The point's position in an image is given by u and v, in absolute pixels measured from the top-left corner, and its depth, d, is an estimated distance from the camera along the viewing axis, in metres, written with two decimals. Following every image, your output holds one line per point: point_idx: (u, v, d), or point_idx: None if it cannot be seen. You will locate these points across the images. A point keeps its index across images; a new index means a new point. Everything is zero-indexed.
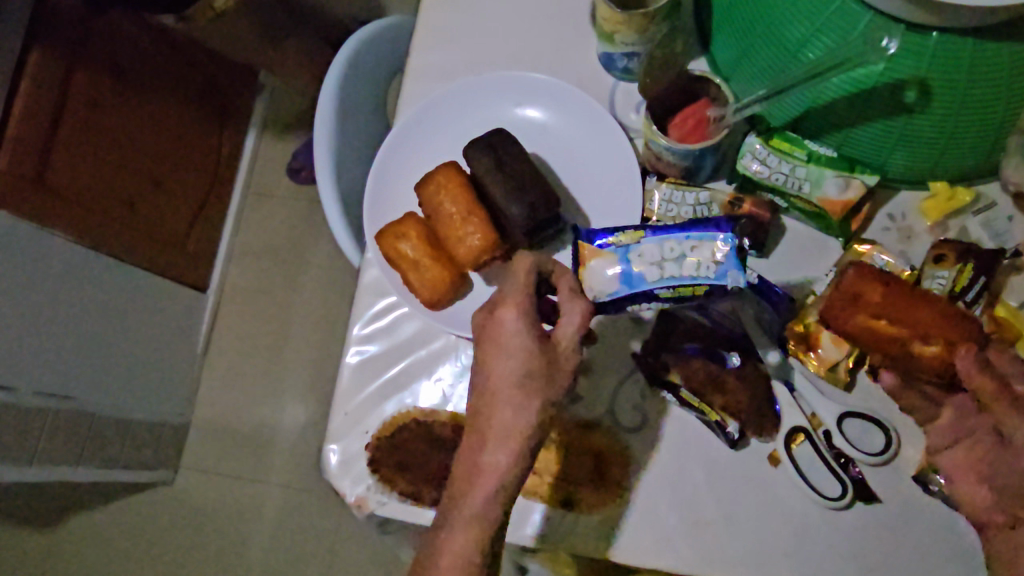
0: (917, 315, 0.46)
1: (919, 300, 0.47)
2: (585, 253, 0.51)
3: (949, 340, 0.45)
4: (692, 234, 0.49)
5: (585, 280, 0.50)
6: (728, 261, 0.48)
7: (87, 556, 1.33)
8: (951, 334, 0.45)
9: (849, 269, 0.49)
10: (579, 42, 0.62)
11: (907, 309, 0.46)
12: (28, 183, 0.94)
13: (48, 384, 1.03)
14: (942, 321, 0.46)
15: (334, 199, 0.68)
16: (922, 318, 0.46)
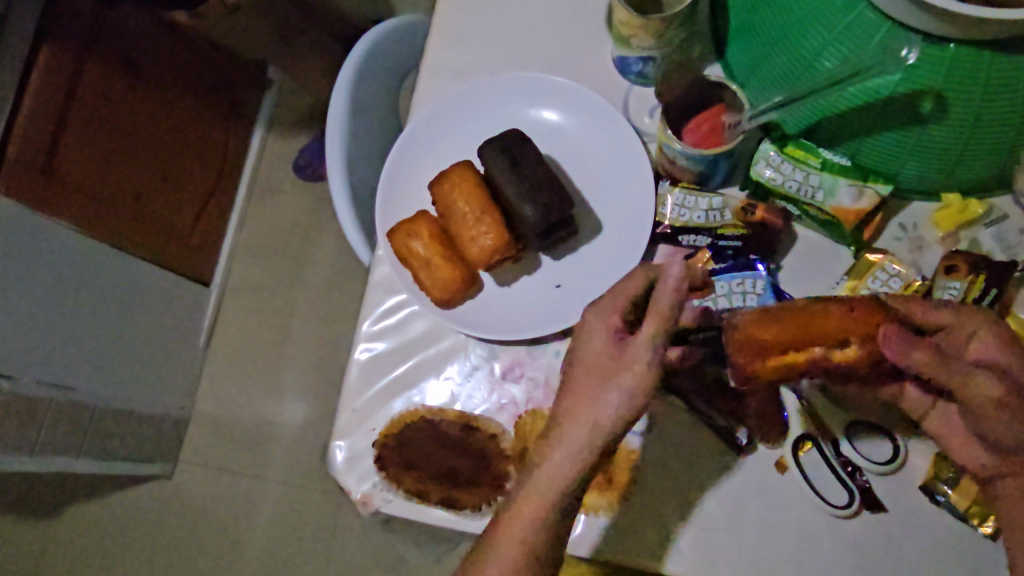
0: (824, 333, 0.43)
1: (816, 313, 0.44)
2: None
3: (869, 335, 0.43)
4: (736, 272, 0.53)
5: None
6: (767, 294, 0.53)
7: (84, 547, 1.33)
8: (863, 327, 0.43)
9: (732, 319, 0.45)
10: (594, 45, 0.62)
11: (807, 331, 0.43)
12: (37, 173, 0.94)
13: (51, 374, 1.03)
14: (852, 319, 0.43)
15: (346, 196, 0.68)
16: (832, 324, 0.43)
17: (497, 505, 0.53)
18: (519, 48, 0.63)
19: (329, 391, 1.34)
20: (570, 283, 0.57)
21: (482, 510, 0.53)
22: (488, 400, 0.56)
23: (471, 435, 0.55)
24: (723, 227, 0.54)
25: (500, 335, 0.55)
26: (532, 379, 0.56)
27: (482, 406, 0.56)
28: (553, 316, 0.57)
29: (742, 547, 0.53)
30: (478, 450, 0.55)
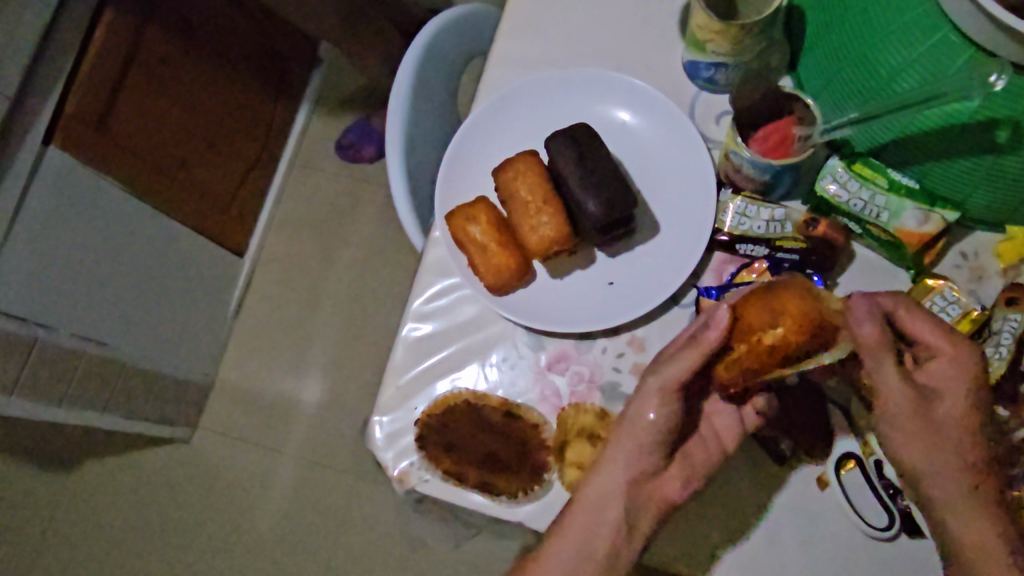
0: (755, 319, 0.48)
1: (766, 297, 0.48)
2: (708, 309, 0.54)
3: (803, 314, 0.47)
4: None
5: None
6: None
7: (98, 503, 1.35)
8: (803, 314, 0.46)
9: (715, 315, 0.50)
10: (665, 47, 0.62)
11: (778, 313, 0.47)
12: (93, 130, 0.96)
13: (86, 327, 1.04)
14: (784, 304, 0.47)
15: (401, 177, 0.69)
16: (771, 306, 0.48)
17: (532, 495, 0.54)
18: (589, 43, 0.63)
19: (351, 373, 1.35)
20: (622, 281, 0.57)
21: (518, 498, 0.54)
22: (533, 390, 0.57)
23: (512, 421, 0.56)
24: (782, 239, 0.54)
25: (550, 326, 0.56)
26: (578, 373, 0.57)
27: (527, 394, 0.56)
28: (603, 313, 0.56)
29: (776, 557, 0.54)
30: (519, 438, 0.55)
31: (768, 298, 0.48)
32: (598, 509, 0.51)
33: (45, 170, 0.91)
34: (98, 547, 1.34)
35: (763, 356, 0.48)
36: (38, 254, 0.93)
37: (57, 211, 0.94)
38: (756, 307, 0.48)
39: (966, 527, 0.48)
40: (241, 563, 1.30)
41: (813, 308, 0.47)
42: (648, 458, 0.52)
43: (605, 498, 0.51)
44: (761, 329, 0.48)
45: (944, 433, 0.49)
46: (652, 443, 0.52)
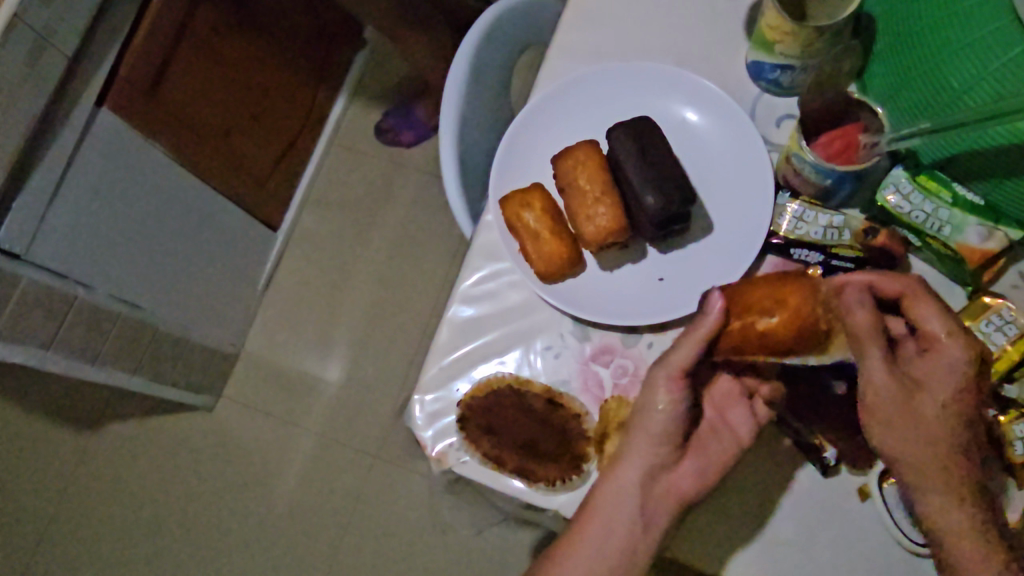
0: (756, 303, 0.49)
1: (771, 282, 0.49)
2: None
3: (801, 300, 0.48)
4: None
5: None
6: None
7: (119, 463, 1.37)
8: (801, 304, 0.48)
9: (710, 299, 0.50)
10: (730, 46, 0.62)
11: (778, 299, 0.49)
12: (143, 95, 0.97)
13: (122, 289, 1.06)
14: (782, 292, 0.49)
15: (453, 159, 0.69)
16: (774, 295, 0.49)
17: (570, 484, 0.54)
18: (652, 38, 0.63)
19: (376, 355, 1.35)
20: (672, 278, 0.57)
21: (556, 486, 0.54)
22: (575, 379, 0.57)
23: (554, 409, 0.56)
24: (839, 246, 0.54)
25: (597, 317, 0.56)
26: (622, 366, 0.57)
27: (570, 383, 0.57)
28: (652, 307, 0.56)
29: (811, 561, 0.54)
30: (560, 427, 0.56)
31: (773, 283, 0.50)
32: (614, 504, 0.52)
33: (95, 131, 0.92)
34: (116, 507, 1.35)
35: (758, 339, 0.49)
36: (83, 212, 0.94)
37: (104, 172, 0.95)
38: (758, 288, 0.50)
39: (956, 519, 0.48)
40: (255, 534, 1.31)
41: (808, 303, 0.48)
42: (662, 450, 0.53)
43: (624, 488, 0.52)
44: (756, 313, 0.49)
45: (938, 428, 0.48)
46: (664, 436, 0.53)
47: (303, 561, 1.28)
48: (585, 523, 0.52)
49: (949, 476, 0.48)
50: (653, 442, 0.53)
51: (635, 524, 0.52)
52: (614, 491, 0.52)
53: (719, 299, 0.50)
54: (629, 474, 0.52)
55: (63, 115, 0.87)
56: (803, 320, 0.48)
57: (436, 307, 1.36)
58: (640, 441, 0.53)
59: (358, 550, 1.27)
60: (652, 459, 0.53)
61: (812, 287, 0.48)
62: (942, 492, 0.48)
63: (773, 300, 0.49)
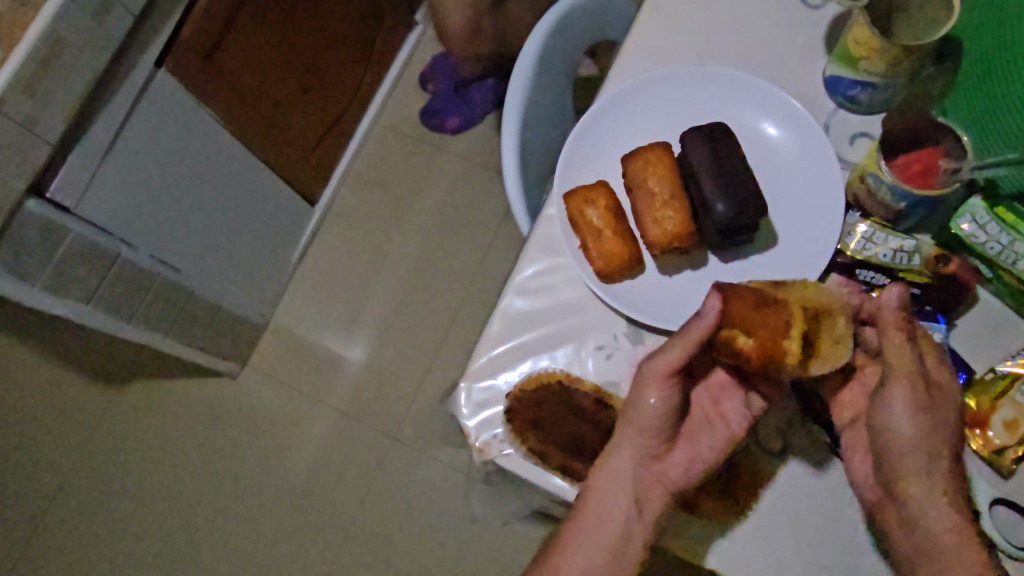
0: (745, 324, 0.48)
1: (764, 308, 0.49)
2: None
3: (781, 341, 0.48)
4: None
5: None
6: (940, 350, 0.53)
7: (141, 422, 1.38)
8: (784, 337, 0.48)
9: (709, 302, 0.49)
10: (807, 59, 0.61)
11: (761, 327, 0.48)
12: (201, 59, 0.97)
13: (162, 250, 1.06)
14: (773, 323, 0.48)
15: (513, 151, 0.68)
16: (760, 320, 0.48)
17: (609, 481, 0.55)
18: (729, 44, 0.62)
19: (403, 339, 1.35)
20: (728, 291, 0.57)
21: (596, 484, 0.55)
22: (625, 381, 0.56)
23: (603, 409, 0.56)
24: (907, 271, 0.54)
25: (654, 321, 0.55)
26: None
27: (619, 385, 0.57)
28: None
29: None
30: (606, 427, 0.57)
31: (760, 300, 0.49)
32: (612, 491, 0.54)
33: (153, 91, 0.92)
34: (134, 465, 1.37)
35: (727, 349, 0.50)
36: (133, 171, 0.95)
37: (156, 132, 0.95)
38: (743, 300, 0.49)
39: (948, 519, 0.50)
40: (269, 504, 1.31)
41: (791, 343, 0.48)
42: (653, 441, 0.54)
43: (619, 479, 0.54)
44: (739, 328, 0.49)
45: (943, 419, 0.50)
46: (658, 427, 0.53)
47: (314, 536, 1.29)
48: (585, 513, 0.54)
49: (944, 472, 0.50)
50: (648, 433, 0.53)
51: (630, 512, 0.53)
52: (610, 482, 0.54)
53: (718, 305, 0.48)
54: (622, 463, 0.54)
55: (123, 73, 0.87)
56: (777, 360, 0.48)
57: (467, 296, 1.36)
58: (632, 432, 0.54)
59: (369, 530, 1.27)
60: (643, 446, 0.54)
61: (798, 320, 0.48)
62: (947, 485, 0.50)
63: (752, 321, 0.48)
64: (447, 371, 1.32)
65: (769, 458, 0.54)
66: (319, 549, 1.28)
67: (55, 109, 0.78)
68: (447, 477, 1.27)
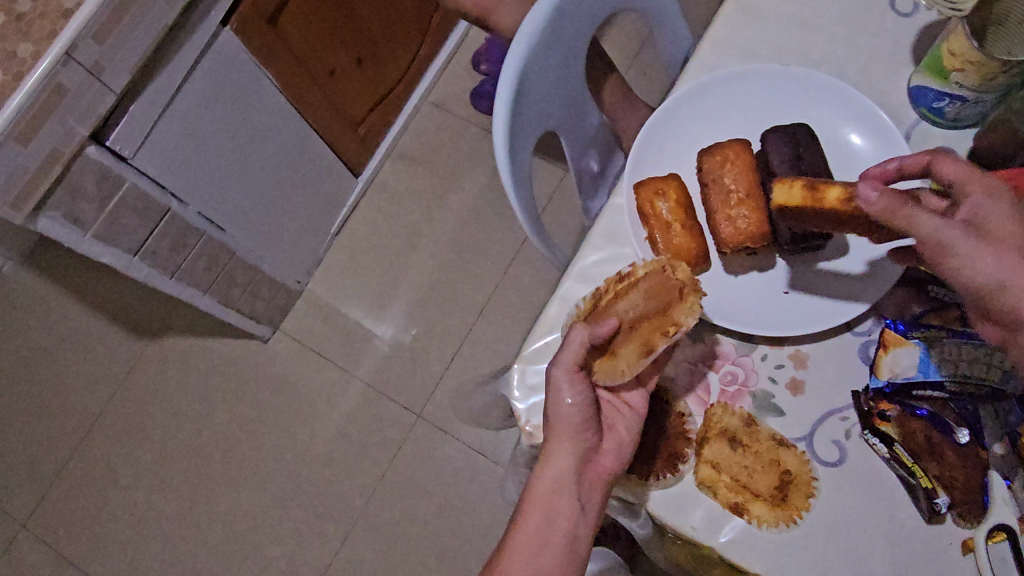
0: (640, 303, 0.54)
1: (659, 290, 0.54)
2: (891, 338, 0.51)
3: (668, 292, 0.53)
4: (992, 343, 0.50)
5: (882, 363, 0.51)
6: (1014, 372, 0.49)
7: (169, 376, 1.40)
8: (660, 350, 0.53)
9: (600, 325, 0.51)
10: (890, 68, 0.60)
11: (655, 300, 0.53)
12: (266, 22, 0.97)
13: (210, 208, 1.07)
14: (654, 290, 0.54)
15: (506, 103, 0.62)
16: (655, 288, 0.54)
17: (664, 481, 0.52)
18: (812, 48, 0.61)
19: (435, 318, 1.35)
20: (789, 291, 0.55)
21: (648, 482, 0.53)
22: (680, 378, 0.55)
23: (655, 404, 0.55)
24: None
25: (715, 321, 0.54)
26: (731, 373, 0.55)
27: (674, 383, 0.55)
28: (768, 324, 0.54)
29: None
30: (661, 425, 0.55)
31: (633, 297, 0.54)
32: (553, 502, 0.52)
33: (215, 49, 0.92)
34: (160, 417, 1.38)
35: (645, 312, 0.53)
36: (190, 127, 0.95)
37: (215, 89, 0.96)
38: (628, 305, 0.54)
39: None
40: (291, 470, 1.32)
41: (678, 292, 0.53)
42: (582, 436, 0.51)
43: (560, 480, 0.51)
44: (638, 300, 0.54)
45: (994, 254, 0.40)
46: (582, 423, 0.51)
47: (331, 503, 1.29)
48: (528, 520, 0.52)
49: None
50: (568, 428, 0.51)
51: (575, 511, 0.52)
52: (548, 476, 0.52)
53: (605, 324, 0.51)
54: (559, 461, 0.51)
55: (190, 28, 0.87)
56: (674, 296, 0.53)
57: (502, 281, 1.35)
58: (560, 431, 0.52)
59: (388, 504, 1.27)
60: (577, 442, 0.51)
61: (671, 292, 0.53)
62: None
63: (635, 326, 0.54)
64: (477, 353, 1.32)
65: (826, 469, 0.52)
66: (335, 518, 1.28)
67: (123, 58, 0.78)
68: (469, 459, 1.27)
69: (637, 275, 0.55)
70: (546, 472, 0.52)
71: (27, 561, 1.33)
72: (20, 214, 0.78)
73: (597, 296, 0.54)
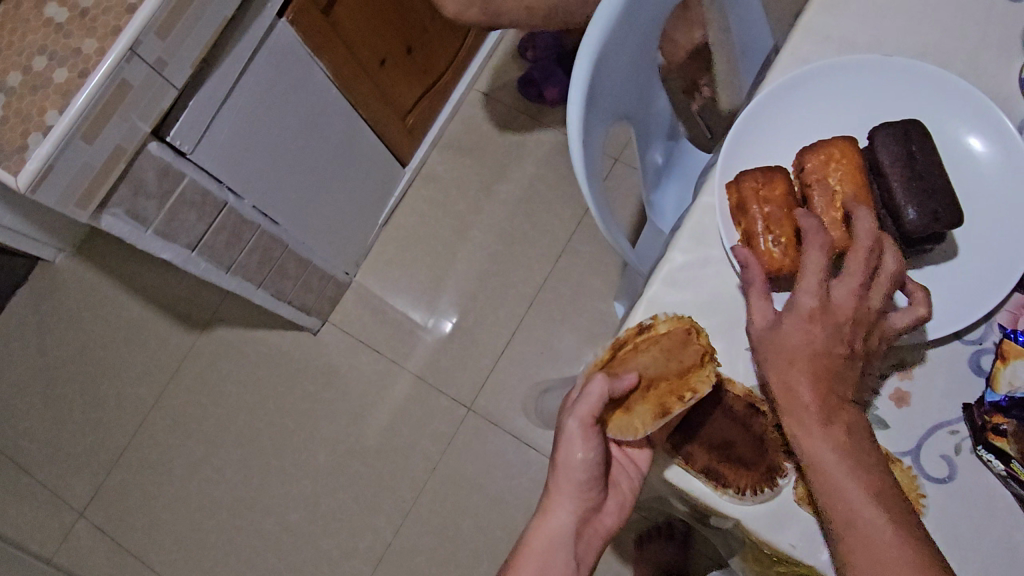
0: (658, 366, 0.55)
1: (679, 354, 0.54)
2: (1013, 352, 0.51)
3: (686, 359, 0.54)
4: None
5: (1001, 376, 0.51)
6: None
7: (220, 368, 1.41)
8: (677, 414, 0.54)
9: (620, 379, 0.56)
10: (998, 57, 0.57)
11: (672, 363, 0.54)
12: (320, 12, 0.95)
13: (265, 203, 1.06)
14: (676, 352, 0.55)
15: (583, 93, 0.59)
16: (674, 352, 0.55)
17: (761, 495, 0.52)
18: (913, 37, 0.58)
19: (484, 310, 1.34)
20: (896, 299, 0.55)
21: (744, 495, 0.52)
22: None
23: (752, 415, 0.54)
24: None
25: None
26: None
27: None
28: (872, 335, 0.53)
29: None
30: (757, 436, 0.54)
31: (652, 353, 0.56)
32: (558, 547, 0.61)
33: (272, 41, 0.91)
34: (211, 409, 1.39)
35: (663, 374, 0.55)
36: (247, 122, 0.94)
37: (271, 82, 0.94)
38: (647, 361, 0.56)
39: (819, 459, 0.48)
40: (342, 462, 1.32)
41: (695, 360, 0.53)
42: (589, 492, 0.61)
43: (564, 528, 0.61)
44: (656, 361, 0.55)
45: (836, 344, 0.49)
46: (586, 480, 0.60)
47: (383, 496, 1.29)
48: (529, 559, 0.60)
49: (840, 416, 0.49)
50: (575, 484, 0.60)
51: (570, 566, 0.60)
52: (556, 521, 0.61)
53: (623, 382, 0.55)
54: (565, 515, 0.61)
55: (249, 20, 0.86)
56: (689, 362, 0.54)
57: (552, 273, 1.33)
58: (567, 485, 0.61)
59: (439, 497, 1.27)
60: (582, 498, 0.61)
61: (691, 360, 0.54)
62: (815, 424, 0.48)
63: (652, 385, 0.55)
64: (527, 346, 1.30)
65: (934, 487, 0.51)
66: (386, 511, 1.28)
67: (184, 52, 0.77)
68: (521, 452, 1.26)
69: (658, 330, 0.56)
70: (552, 518, 0.61)
71: (86, 549, 1.35)
72: (85, 212, 0.78)
73: (616, 347, 0.58)
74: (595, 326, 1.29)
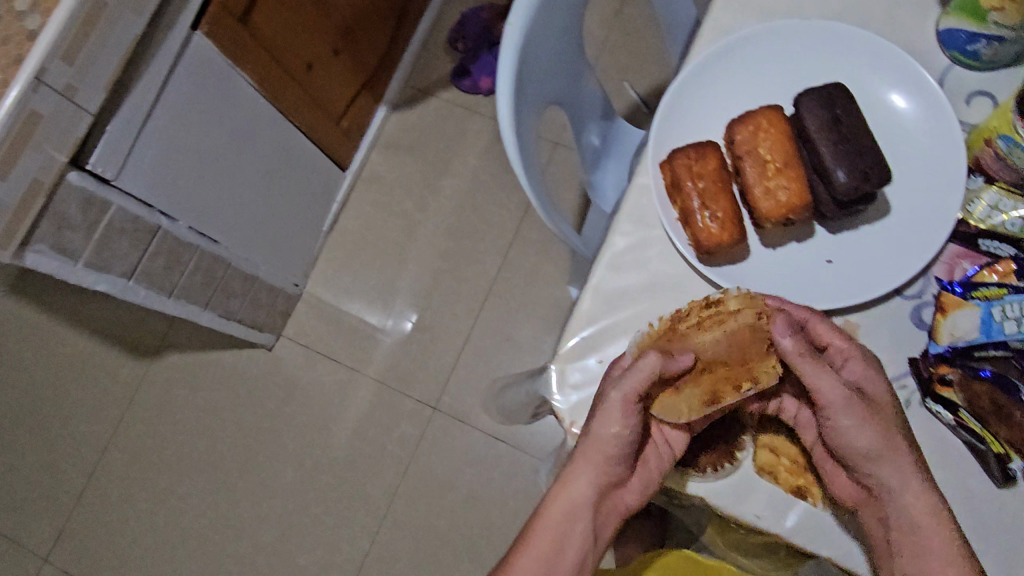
0: (723, 353, 0.53)
1: (751, 349, 0.53)
2: (952, 303, 0.52)
3: (761, 355, 0.53)
4: None
5: (943, 327, 0.52)
6: None
7: (175, 394, 1.37)
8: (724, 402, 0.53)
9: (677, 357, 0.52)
10: (916, 13, 0.57)
11: (739, 353, 0.53)
12: (237, 22, 0.92)
13: (202, 222, 1.03)
14: (748, 344, 0.53)
15: (511, 83, 0.58)
16: (746, 344, 0.53)
17: (722, 472, 0.53)
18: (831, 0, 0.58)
19: (440, 307, 1.32)
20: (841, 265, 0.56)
21: (706, 474, 0.53)
22: None
23: None
24: None
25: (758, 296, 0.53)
26: None
27: None
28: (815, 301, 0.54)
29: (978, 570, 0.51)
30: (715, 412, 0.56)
31: (715, 335, 0.53)
32: (577, 519, 0.57)
33: (189, 56, 0.87)
34: (170, 437, 1.36)
35: (728, 364, 0.53)
36: (172, 142, 0.90)
37: (193, 98, 0.91)
38: (708, 343, 0.53)
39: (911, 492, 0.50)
40: (311, 476, 1.30)
41: (763, 356, 0.53)
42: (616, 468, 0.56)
43: (587, 503, 0.57)
44: (718, 347, 0.53)
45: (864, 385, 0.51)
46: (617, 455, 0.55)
47: (355, 505, 1.27)
48: (553, 533, 0.57)
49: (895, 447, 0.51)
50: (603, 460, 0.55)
51: (589, 538, 0.58)
52: (575, 492, 0.57)
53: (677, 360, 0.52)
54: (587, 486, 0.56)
55: (160, 37, 0.82)
56: (759, 358, 0.53)
57: (504, 263, 1.32)
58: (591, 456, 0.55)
59: (412, 500, 1.26)
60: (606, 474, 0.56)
61: (762, 353, 0.53)
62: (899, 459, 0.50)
63: (708, 367, 0.53)
64: (487, 339, 1.30)
65: None
66: (361, 520, 1.27)
67: (94, 77, 0.74)
68: (491, 446, 1.25)
69: (727, 305, 0.54)
70: (570, 489, 0.57)
71: None
72: (7, 253, 0.74)
73: (673, 323, 0.54)
74: (552, 312, 1.28)
